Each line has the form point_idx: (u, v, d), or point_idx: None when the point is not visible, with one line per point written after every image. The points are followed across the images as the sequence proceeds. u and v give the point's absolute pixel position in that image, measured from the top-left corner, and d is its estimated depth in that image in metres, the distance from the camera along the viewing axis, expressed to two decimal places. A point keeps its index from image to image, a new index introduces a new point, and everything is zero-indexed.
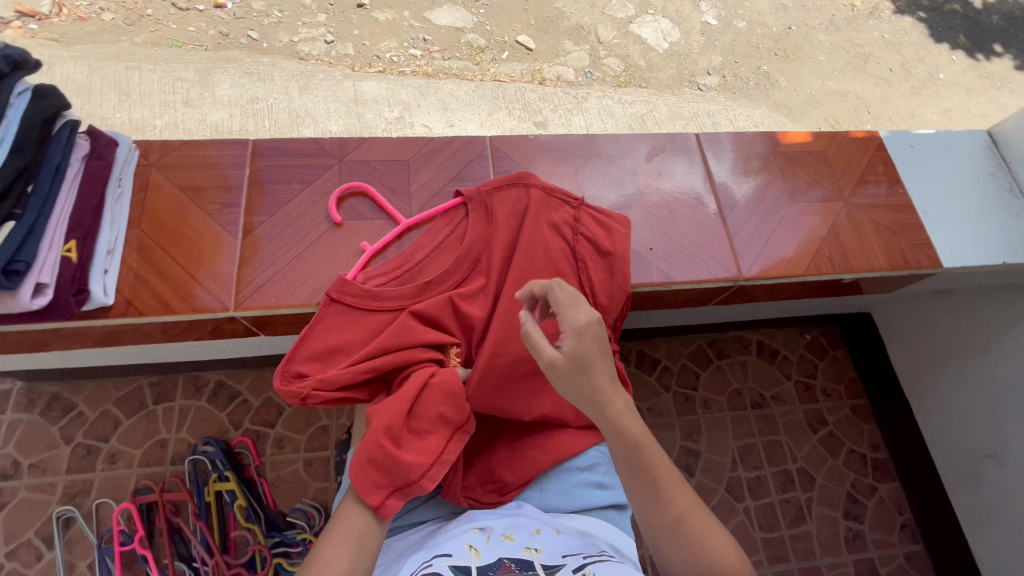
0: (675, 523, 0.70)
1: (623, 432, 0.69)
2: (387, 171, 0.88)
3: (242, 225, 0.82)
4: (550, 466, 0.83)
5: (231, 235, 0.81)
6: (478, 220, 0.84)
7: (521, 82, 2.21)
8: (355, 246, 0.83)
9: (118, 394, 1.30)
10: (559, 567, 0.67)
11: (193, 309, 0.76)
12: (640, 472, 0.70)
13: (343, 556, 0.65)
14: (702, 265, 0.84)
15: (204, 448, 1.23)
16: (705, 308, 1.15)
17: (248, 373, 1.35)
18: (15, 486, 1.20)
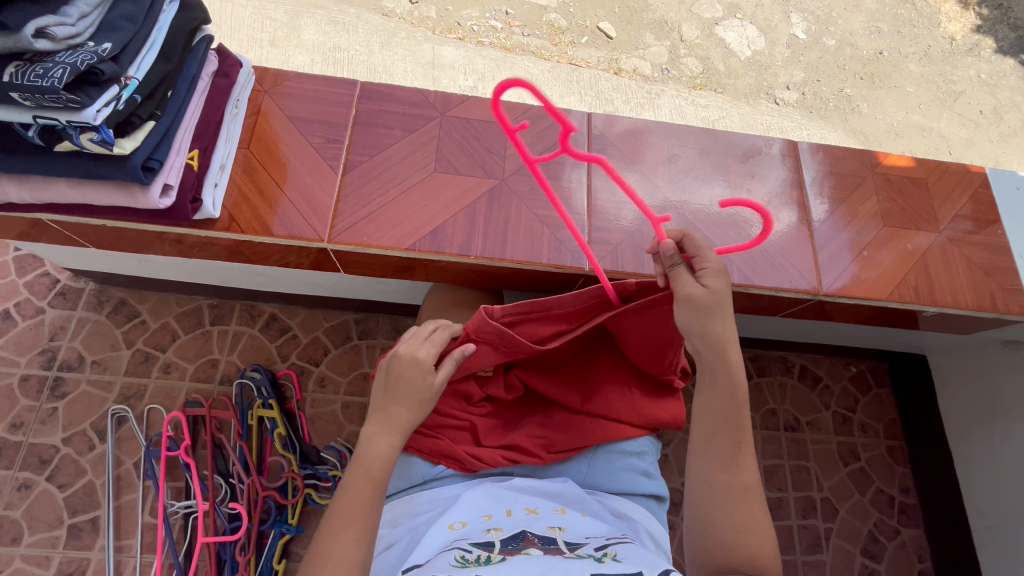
0: (744, 523, 0.70)
1: (752, 526, 0.71)
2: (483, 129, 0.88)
3: (344, 160, 0.84)
4: (604, 442, 0.85)
5: (332, 169, 0.83)
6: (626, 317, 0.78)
7: (596, 69, 2.17)
8: (450, 197, 0.83)
9: (179, 309, 1.36)
10: (581, 545, 0.69)
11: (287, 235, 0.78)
12: (729, 468, 0.72)
13: (352, 547, 0.66)
14: (784, 273, 0.85)
15: (252, 373, 1.27)
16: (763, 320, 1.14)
17: (301, 310, 1.40)
18: (78, 378, 1.27)
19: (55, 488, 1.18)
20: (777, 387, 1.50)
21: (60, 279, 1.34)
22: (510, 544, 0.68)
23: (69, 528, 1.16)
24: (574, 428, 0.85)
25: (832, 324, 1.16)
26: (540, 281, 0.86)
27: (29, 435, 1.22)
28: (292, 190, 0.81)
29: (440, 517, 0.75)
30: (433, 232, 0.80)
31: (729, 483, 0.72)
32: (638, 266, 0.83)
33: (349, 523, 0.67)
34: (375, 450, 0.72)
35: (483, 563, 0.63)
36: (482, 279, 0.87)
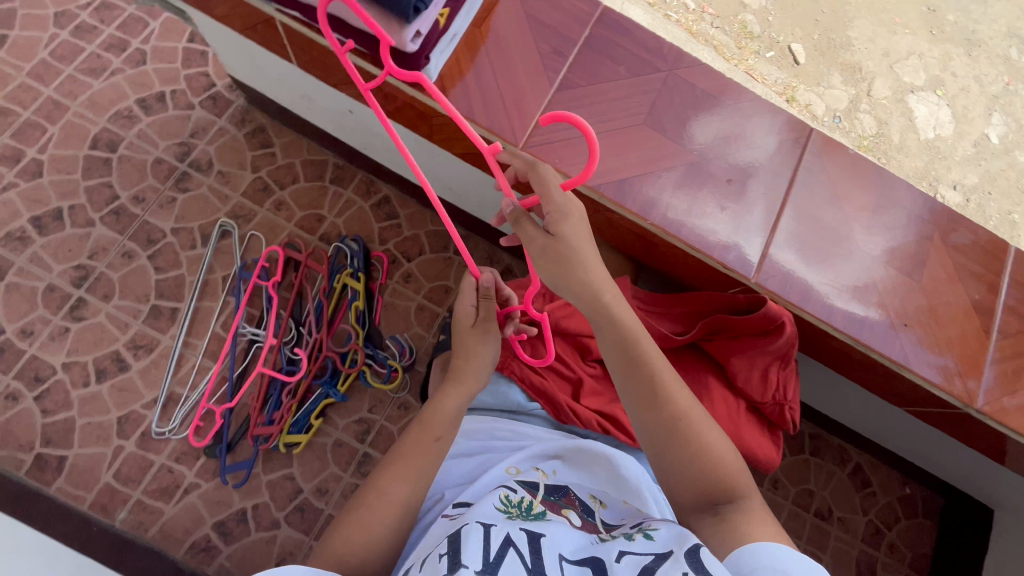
0: (694, 456, 0.66)
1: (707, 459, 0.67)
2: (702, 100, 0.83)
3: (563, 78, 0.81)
4: None
5: (548, 81, 0.80)
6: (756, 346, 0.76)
7: None
8: (651, 156, 0.79)
9: (308, 157, 1.39)
10: (618, 526, 0.70)
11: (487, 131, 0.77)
12: (653, 406, 0.69)
13: (400, 486, 0.71)
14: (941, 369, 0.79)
15: (351, 242, 1.30)
16: (863, 403, 1.07)
17: (412, 204, 1.40)
18: (201, 180, 1.33)
19: (151, 267, 1.26)
20: (824, 472, 1.45)
21: (216, 85, 1.38)
22: (553, 496, 0.73)
23: (151, 307, 1.23)
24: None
25: (954, 445, 1.05)
26: (697, 275, 0.83)
27: (145, 214, 1.28)
28: (504, 85, 0.79)
29: (492, 456, 0.80)
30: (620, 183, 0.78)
31: (656, 421, 0.68)
32: (801, 301, 0.78)
33: (407, 470, 0.72)
34: (447, 406, 0.77)
35: (525, 511, 0.68)
36: (640, 247, 0.85)
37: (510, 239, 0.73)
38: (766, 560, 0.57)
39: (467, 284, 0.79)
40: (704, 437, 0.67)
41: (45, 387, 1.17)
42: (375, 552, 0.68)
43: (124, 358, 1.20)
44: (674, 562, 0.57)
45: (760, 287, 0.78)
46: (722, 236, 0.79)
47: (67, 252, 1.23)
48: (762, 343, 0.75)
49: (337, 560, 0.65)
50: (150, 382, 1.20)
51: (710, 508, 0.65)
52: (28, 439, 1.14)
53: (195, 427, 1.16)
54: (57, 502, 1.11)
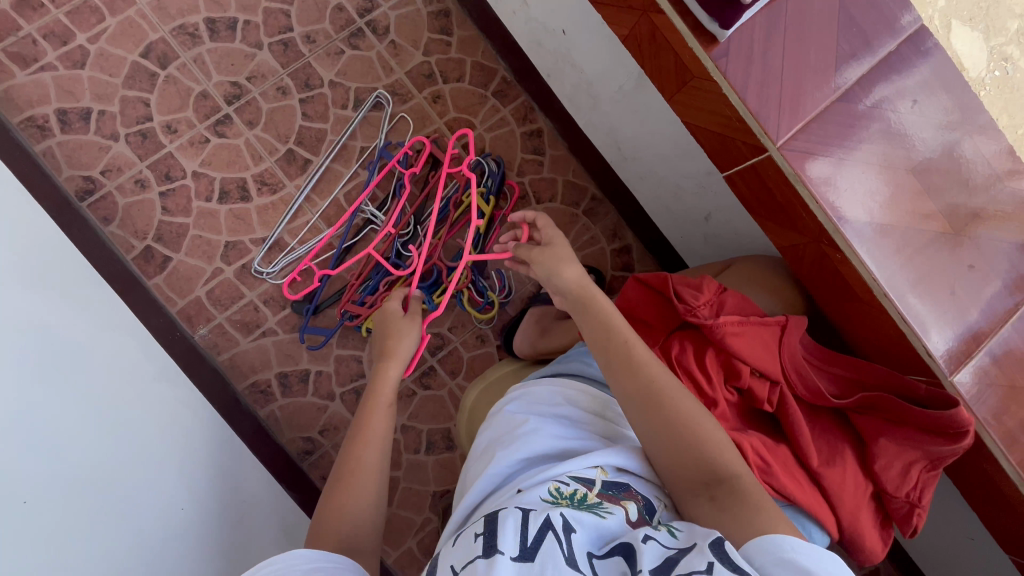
0: (680, 433, 0.69)
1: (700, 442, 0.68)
2: (989, 164, 0.70)
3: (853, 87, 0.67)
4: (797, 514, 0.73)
5: (837, 86, 0.66)
6: (914, 442, 0.71)
7: None
8: (903, 210, 0.68)
9: (480, 60, 1.32)
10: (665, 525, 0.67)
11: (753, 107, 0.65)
12: (627, 376, 0.73)
13: (371, 453, 0.80)
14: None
15: (492, 162, 1.25)
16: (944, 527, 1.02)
17: (562, 147, 1.34)
18: (373, 44, 1.28)
19: (300, 112, 1.24)
20: None
21: None
22: (611, 489, 0.69)
23: (288, 150, 1.22)
24: (789, 474, 0.72)
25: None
26: (883, 348, 0.74)
27: (310, 56, 1.25)
28: (791, 69, 0.65)
29: (563, 439, 0.77)
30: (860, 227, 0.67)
31: (634, 392, 0.72)
32: (994, 421, 0.69)
33: (372, 439, 0.81)
34: (386, 377, 0.90)
35: (577, 501, 0.66)
36: (833, 298, 0.75)
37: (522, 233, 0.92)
38: (775, 556, 0.55)
39: (399, 292, 1.02)
40: (695, 423, 0.69)
41: (172, 187, 1.19)
42: (365, 520, 0.75)
43: (249, 189, 1.21)
44: (699, 552, 0.56)
45: (955, 387, 0.69)
46: (937, 328, 0.68)
47: (229, 65, 1.22)
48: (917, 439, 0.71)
49: (342, 531, 0.73)
50: (264, 221, 1.21)
51: (713, 490, 0.65)
52: (143, 229, 1.17)
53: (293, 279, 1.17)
54: (152, 297, 1.15)
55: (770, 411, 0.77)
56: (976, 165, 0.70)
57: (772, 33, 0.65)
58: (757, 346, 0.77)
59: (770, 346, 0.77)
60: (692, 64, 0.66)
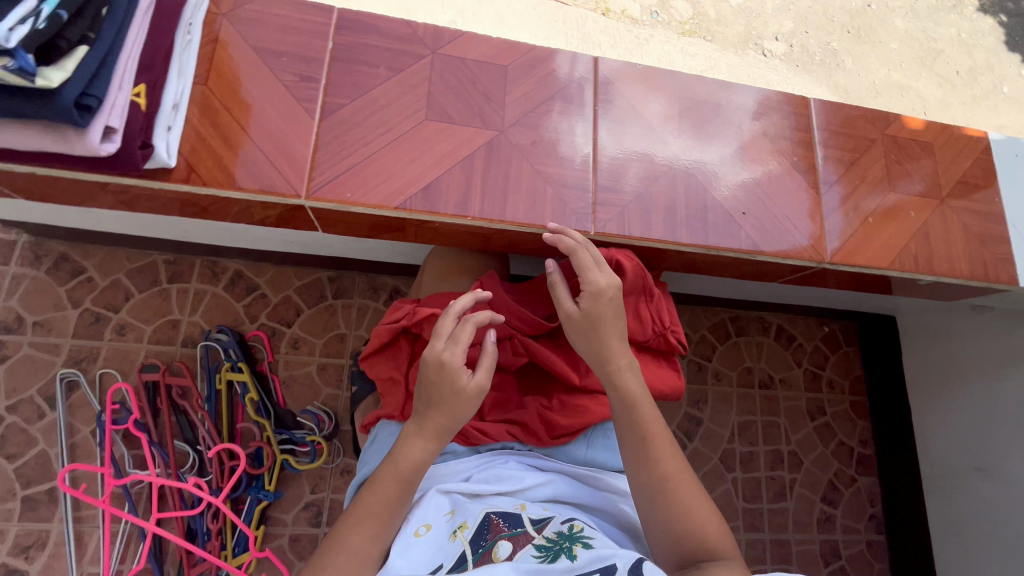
0: (675, 518, 0.69)
1: (686, 522, 0.68)
2: (483, 59, 0.75)
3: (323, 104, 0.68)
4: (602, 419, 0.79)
5: (307, 113, 0.67)
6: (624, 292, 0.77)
7: (584, 9, 2.03)
8: (449, 149, 0.70)
9: (131, 266, 1.23)
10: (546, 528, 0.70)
11: (257, 188, 0.65)
12: (648, 463, 0.71)
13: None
14: (787, 236, 0.80)
15: (218, 336, 1.20)
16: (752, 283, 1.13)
17: (269, 267, 1.30)
18: (19, 340, 1.15)
19: (3, 458, 1.09)
20: (754, 346, 1.54)
21: None
22: (478, 543, 0.68)
23: (23, 499, 1.08)
24: (573, 405, 0.78)
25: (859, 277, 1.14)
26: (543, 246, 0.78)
27: None
28: (259, 137, 0.66)
29: (439, 510, 0.73)
30: (426, 192, 0.68)
31: (650, 481, 0.70)
32: (648, 230, 0.74)
33: (372, 524, 0.67)
34: (407, 458, 0.69)
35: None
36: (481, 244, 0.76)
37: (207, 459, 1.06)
38: None
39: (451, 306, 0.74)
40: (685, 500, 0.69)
41: None
42: None
43: (17, 565, 1.05)
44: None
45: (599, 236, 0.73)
46: (551, 212, 0.72)
47: None
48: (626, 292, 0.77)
49: None
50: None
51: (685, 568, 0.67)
52: None
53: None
54: None
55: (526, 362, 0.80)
56: (472, 67, 0.74)
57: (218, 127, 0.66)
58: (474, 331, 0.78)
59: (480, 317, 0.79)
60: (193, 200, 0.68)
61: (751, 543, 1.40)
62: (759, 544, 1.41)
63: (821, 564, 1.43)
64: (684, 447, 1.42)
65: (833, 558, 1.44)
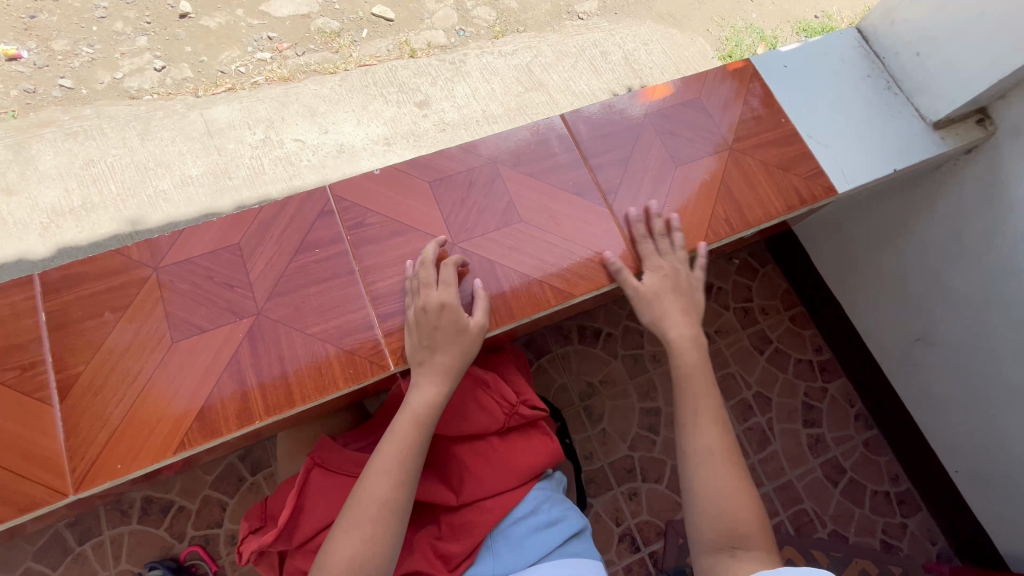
0: (713, 492, 0.76)
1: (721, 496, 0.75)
2: (214, 249, 0.71)
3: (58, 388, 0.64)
4: (493, 524, 0.73)
5: (44, 402, 0.64)
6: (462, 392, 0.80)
7: (390, 61, 1.99)
8: (208, 361, 0.66)
9: (35, 547, 1.16)
10: None
11: (19, 509, 0.60)
12: (691, 435, 0.80)
13: (350, 543, 0.61)
14: (569, 254, 0.77)
15: (151, 574, 1.14)
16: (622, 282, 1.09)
17: (176, 479, 1.23)
18: None
19: None
20: None
21: None
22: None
23: None
24: (460, 528, 0.73)
25: None
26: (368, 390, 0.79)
27: None
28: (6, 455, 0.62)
29: None
30: (201, 418, 0.64)
31: (695, 450, 0.79)
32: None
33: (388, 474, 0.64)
34: (422, 401, 0.66)
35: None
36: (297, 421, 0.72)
37: None
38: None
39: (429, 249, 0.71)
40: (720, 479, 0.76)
41: None
42: None
43: None
44: None
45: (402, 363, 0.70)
46: (342, 369, 0.68)
47: None
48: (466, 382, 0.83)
49: None
50: None
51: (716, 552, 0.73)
52: None
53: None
54: None
55: None
56: (204, 263, 0.70)
57: None
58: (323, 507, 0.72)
59: (328, 485, 0.73)
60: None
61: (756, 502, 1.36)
62: (765, 498, 1.37)
63: (830, 486, 1.39)
64: (653, 444, 1.37)
65: (839, 475, 1.40)
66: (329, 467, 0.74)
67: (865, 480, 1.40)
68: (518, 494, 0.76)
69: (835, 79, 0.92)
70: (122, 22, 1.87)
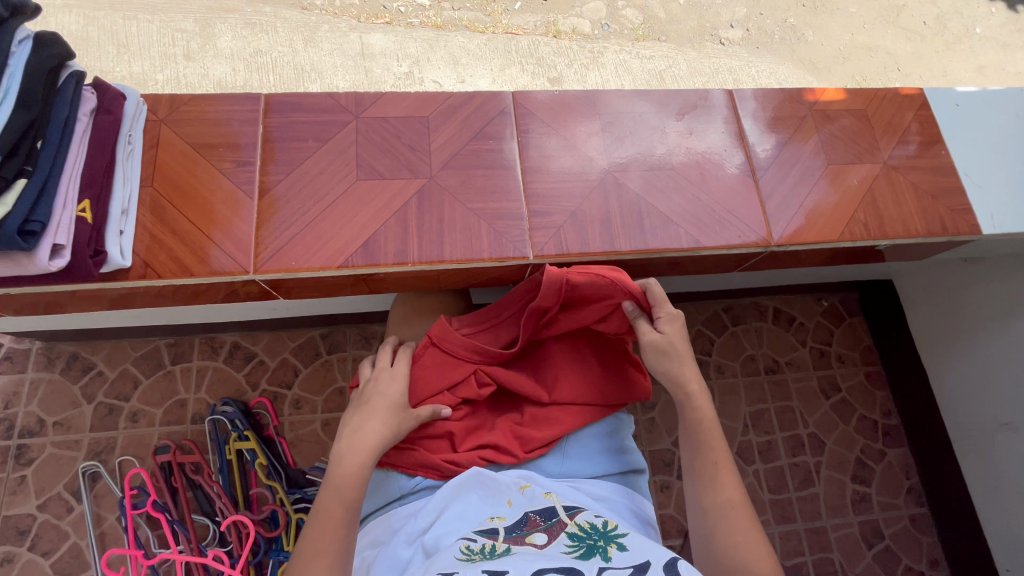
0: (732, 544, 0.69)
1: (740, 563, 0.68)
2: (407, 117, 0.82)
3: (261, 187, 0.75)
4: (574, 428, 0.80)
5: (248, 196, 0.75)
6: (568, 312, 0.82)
7: (535, 35, 2.08)
8: (381, 203, 0.76)
9: (136, 354, 1.30)
10: (580, 512, 0.71)
11: (210, 272, 0.71)
12: (709, 486, 0.74)
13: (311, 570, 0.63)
14: (732, 229, 0.82)
15: (223, 408, 1.24)
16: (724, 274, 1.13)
17: (264, 335, 1.36)
18: (42, 442, 1.22)
19: (39, 556, 1.15)
20: (753, 332, 1.50)
21: (3, 343, 1.28)
22: (515, 531, 0.68)
23: None
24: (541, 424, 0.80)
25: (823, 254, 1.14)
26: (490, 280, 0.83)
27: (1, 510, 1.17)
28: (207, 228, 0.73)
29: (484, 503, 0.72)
30: (365, 246, 0.74)
31: (713, 501, 0.73)
32: (585, 246, 0.78)
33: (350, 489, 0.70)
34: (368, 435, 0.74)
35: (489, 553, 0.63)
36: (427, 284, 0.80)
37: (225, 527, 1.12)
38: None
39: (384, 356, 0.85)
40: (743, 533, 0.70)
41: None
42: None
43: None
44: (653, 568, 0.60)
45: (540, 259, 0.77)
46: (489, 249, 0.76)
47: None
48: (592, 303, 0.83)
49: None
50: None
51: None
52: None
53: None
54: None
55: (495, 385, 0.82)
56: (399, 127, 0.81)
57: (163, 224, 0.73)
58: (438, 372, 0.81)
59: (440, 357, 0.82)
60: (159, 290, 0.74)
61: (784, 535, 1.35)
62: (794, 535, 1.35)
63: (864, 546, 1.35)
64: None
65: (876, 539, 1.36)
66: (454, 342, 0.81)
67: (901, 553, 1.36)
68: (600, 413, 0.83)
69: (1004, 129, 0.92)
70: None
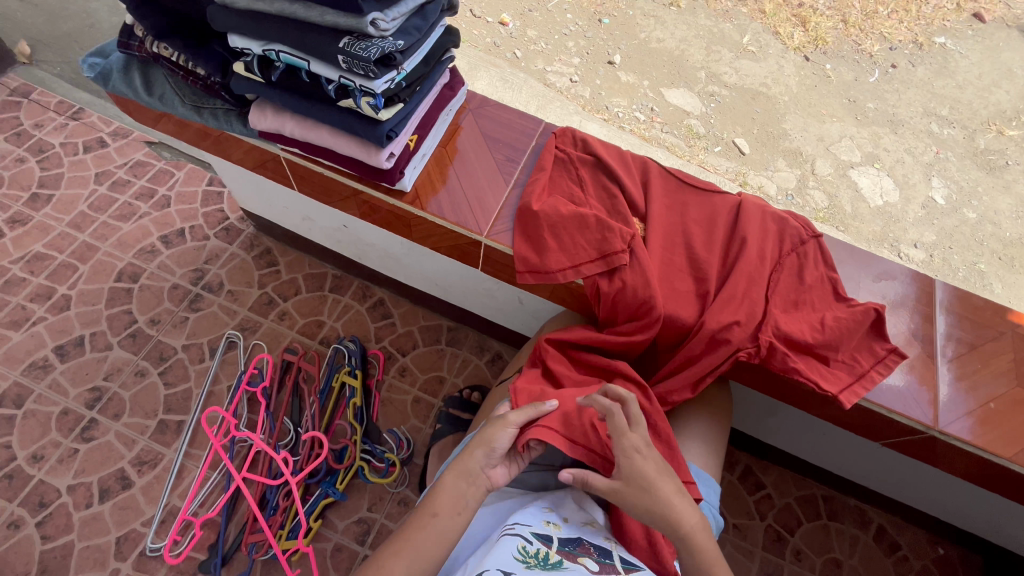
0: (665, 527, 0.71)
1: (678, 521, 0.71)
2: (654, 175, 0.95)
3: (518, 180, 0.94)
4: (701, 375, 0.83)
5: (505, 182, 0.94)
6: (756, 252, 0.87)
7: (723, 177, 2.26)
8: (595, 227, 0.85)
9: (309, 271, 1.53)
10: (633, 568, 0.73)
11: (456, 222, 0.89)
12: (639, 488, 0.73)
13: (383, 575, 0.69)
14: (901, 400, 0.86)
15: (348, 343, 1.39)
16: (854, 439, 1.11)
17: (405, 304, 1.52)
18: (212, 300, 1.46)
19: (161, 384, 1.34)
20: (847, 538, 1.35)
21: (230, 218, 1.58)
22: (567, 546, 0.74)
23: (158, 422, 1.29)
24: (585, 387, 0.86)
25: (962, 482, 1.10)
26: (660, 250, 0.88)
27: (159, 334, 1.40)
28: (470, 191, 0.92)
29: (550, 517, 0.80)
30: (567, 255, 0.85)
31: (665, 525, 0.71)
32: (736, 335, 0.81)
33: (410, 548, 0.71)
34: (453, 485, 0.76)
35: (544, 560, 0.70)
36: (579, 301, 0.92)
37: (304, 437, 1.22)
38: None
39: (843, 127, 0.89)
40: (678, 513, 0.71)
41: (48, 512, 1.19)
42: None
43: (128, 474, 1.23)
44: None
45: (688, 288, 0.87)
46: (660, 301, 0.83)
47: (84, 376, 1.34)
48: (778, 272, 0.87)
49: None
50: (151, 498, 1.21)
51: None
52: (25, 568, 1.13)
53: (171, 542, 1.15)
54: None
55: (650, 285, 0.83)
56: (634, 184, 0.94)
57: (443, 177, 0.93)
58: (573, 252, 0.85)
59: (609, 273, 0.85)
60: (406, 218, 0.93)
61: None
62: None
63: None
64: None
65: None
66: (635, 273, 0.84)
67: None
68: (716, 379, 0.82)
69: None
70: (574, 44, 2.51)
